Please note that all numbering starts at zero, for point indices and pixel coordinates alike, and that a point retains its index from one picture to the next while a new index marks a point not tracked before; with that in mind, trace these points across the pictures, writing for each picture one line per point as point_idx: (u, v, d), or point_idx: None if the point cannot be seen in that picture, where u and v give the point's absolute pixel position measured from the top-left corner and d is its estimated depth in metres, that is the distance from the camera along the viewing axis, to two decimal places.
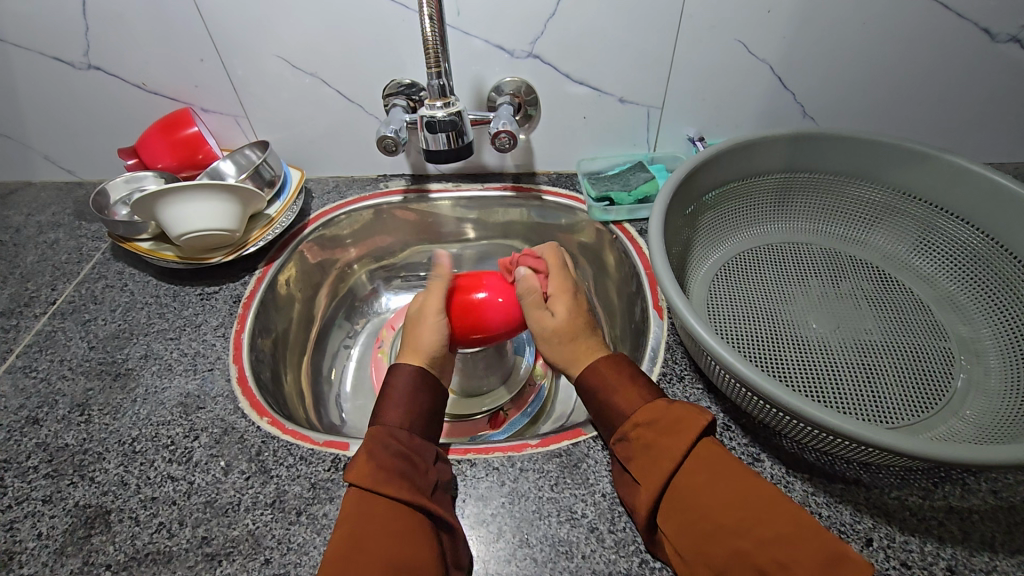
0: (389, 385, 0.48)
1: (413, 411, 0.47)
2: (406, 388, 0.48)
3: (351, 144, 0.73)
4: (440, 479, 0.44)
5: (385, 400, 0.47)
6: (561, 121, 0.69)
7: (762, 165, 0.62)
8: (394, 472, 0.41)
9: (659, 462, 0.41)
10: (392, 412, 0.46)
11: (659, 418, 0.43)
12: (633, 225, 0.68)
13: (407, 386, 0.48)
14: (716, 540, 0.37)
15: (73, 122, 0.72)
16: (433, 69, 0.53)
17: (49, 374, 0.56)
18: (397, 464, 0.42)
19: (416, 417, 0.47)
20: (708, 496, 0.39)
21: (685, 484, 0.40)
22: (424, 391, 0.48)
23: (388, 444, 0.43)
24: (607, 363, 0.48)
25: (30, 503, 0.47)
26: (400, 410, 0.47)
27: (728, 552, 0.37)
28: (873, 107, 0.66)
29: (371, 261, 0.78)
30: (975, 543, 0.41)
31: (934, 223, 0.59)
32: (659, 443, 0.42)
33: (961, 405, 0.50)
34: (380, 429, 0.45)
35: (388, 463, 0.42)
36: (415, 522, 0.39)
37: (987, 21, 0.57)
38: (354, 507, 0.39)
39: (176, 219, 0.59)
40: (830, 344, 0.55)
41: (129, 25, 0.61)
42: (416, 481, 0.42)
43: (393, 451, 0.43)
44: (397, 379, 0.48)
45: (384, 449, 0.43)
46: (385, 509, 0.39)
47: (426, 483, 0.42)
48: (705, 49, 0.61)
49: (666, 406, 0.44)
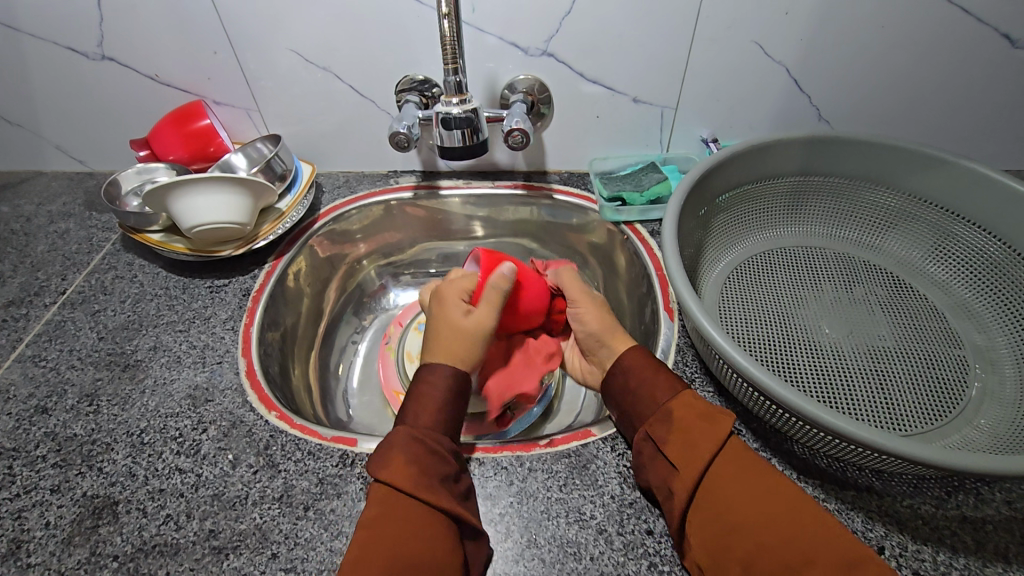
0: (426, 386, 0.47)
1: (448, 416, 0.46)
2: (447, 391, 0.46)
3: (362, 139, 0.72)
4: (468, 488, 0.44)
5: (419, 398, 0.46)
6: (574, 120, 0.68)
7: (777, 168, 0.62)
8: (428, 475, 0.41)
9: (699, 447, 0.41)
10: (429, 413, 0.45)
11: (695, 414, 0.43)
12: (644, 226, 0.68)
13: (446, 388, 0.47)
14: (739, 536, 0.37)
15: (85, 112, 0.72)
16: (450, 65, 0.53)
17: (58, 364, 0.56)
18: (430, 469, 0.41)
19: (450, 422, 0.46)
20: (734, 488, 0.39)
21: (717, 475, 0.40)
22: (460, 398, 0.47)
23: (423, 447, 0.42)
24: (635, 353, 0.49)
25: (38, 492, 0.47)
26: (435, 412, 0.45)
27: (752, 545, 0.37)
28: (888, 111, 0.65)
29: (380, 257, 0.78)
30: (988, 553, 0.41)
31: (950, 230, 0.59)
32: (699, 432, 0.42)
33: (976, 415, 0.50)
34: (414, 431, 0.43)
35: (423, 463, 0.41)
36: (443, 527, 0.39)
37: (1007, 26, 0.56)
38: (384, 503, 0.39)
39: (187, 211, 0.59)
40: (843, 350, 0.54)
41: (143, 15, 0.61)
42: (446, 485, 0.41)
43: (427, 454, 0.42)
44: (438, 383, 0.47)
45: (419, 451, 0.42)
46: (414, 511, 0.39)
47: (455, 491, 0.42)
48: (721, 50, 0.60)
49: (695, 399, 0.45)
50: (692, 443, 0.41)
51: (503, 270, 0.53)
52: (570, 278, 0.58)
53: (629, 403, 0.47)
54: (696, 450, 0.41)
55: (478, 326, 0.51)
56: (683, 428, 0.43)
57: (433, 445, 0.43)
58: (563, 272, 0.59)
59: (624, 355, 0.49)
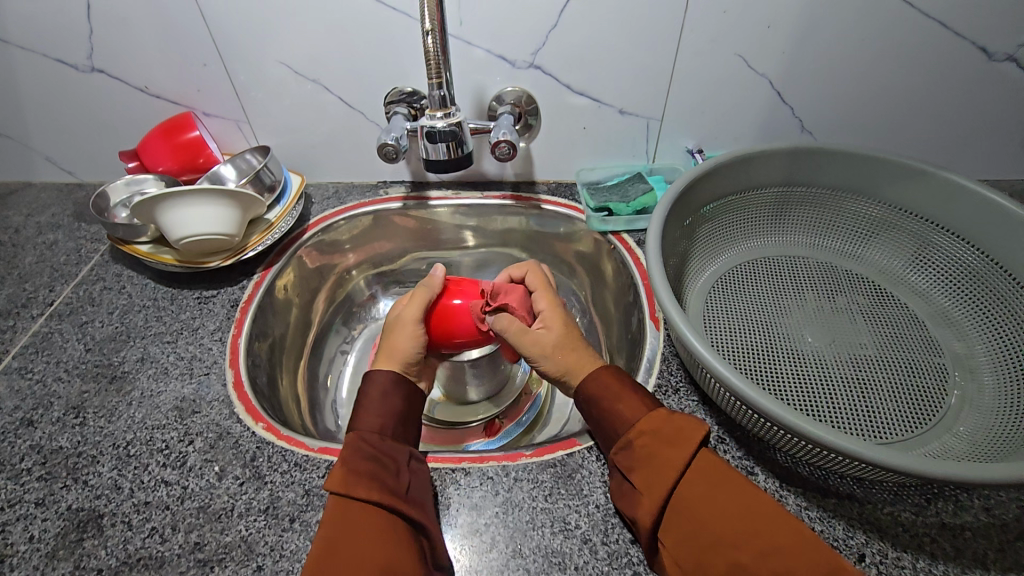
0: (364, 392, 0.47)
1: (388, 413, 0.46)
2: (378, 393, 0.47)
3: (351, 150, 0.73)
4: (416, 482, 0.44)
5: (360, 406, 0.46)
6: (562, 132, 0.69)
7: (761, 179, 0.63)
8: (365, 475, 0.41)
9: (663, 472, 0.40)
10: (367, 416, 0.46)
11: (664, 434, 0.42)
12: (631, 236, 0.68)
13: (381, 389, 0.47)
14: (715, 555, 0.37)
15: (74, 123, 0.72)
16: (434, 79, 0.53)
17: (45, 376, 0.56)
18: (370, 467, 0.42)
19: (390, 419, 0.46)
20: (706, 507, 0.39)
21: (689, 492, 0.39)
22: (398, 395, 0.47)
23: (361, 448, 0.43)
24: (608, 373, 0.47)
25: (23, 506, 0.47)
26: (373, 416, 0.46)
27: (727, 564, 0.37)
28: (870, 123, 0.66)
29: (370, 267, 0.79)
30: (967, 560, 0.41)
31: (930, 240, 0.60)
32: (664, 453, 0.41)
33: (955, 422, 0.50)
34: (351, 433, 0.44)
35: (361, 466, 0.41)
36: (389, 525, 0.39)
37: (983, 40, 0.57)
38: (335, 511, 0.39)
39: (173, 224, 0.59)
40: (825, 359, 0.55)
41: (133, 28, 0.62)
42: (389, 482, 0.41)
43: (366, 454, 0.42)
44: (371, 387, 0.47)
45: (356, 452, 0.42)
46: (376, 517, 0.39)
47: (399, 484, 0.42)
48: (705, 63, 0.61)
49: (665, 416, 0.43)
50: (658, 462, 0.41)
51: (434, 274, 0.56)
52: (514, 323, 0.51)
53: (598, 421, 0.46)
54: (659, 478, 0.40)
55: (406, 320, 0.52)
56: (646, 448, 0.42)
57: (372, 446, 0.43)
58: (504, 316, 0.52)
59: (590, 376, 0.47)
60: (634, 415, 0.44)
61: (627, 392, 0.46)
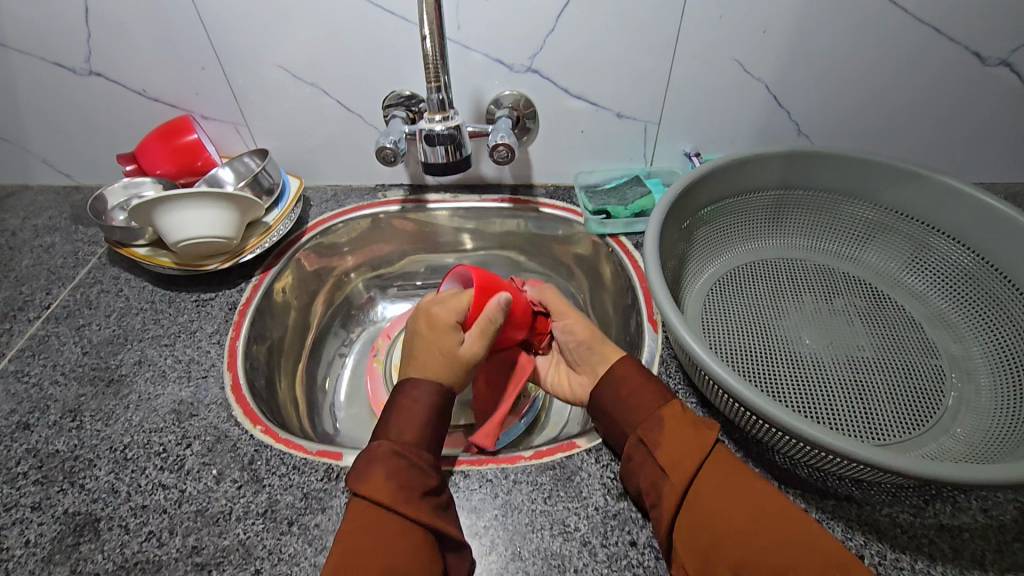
0: (413, 404, 0.46)
1: (434, 427, 0.46)
2: (431, 409, 0.46)
3: (349, 154, 0.73)
4: (450, 502, 0.44)
5: (401, 414, 0.46)
6: (559, 135, 0.69)
7: (758, 182, 0.63)
8: (412, 491, 0.41)
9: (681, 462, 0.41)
10: (415, 429, 0.45)
11: (685, 425, 0.44)
12: (629, 238, 0.69)
13: (430, 406, 0.46)
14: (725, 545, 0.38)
15: (72, 126, 0.72)
16: (433, 82, 0.53)
17: (41, 379, 0.56)
18: (417, 484, 0.42)
19: (433, 438, 0.46)
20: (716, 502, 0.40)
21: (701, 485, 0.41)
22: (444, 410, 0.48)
23: (411, 462, 0.43)
24: (629, 365, 0.50)
25: (18, 510, 0.46)
26: (419, 427, 0.46)
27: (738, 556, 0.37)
28: (865, 127, 0.67)
29: (368, 270, 0.79)
30: (965, 561, 0.42)
31: (926, 242, 0.60)
32: (682, 442, 0.42)
33: (952, 423, 0.51)
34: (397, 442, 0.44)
35: (409, 481, 0.41)
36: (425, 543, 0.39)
37: (977, 45, 0.58)
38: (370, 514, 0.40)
39: (171, 227, 0.59)
40: (823, 361, 0.55)
41: (131, 32, 0.62)
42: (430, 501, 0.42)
43: (415, 470, 0.42)
44: (422, 399, 0.47)
45: (406, 466, 0.42)
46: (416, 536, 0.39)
47: (438, 504, 0.42)
48: (702, 67, 0.62)
49: (684, 410, 0.45)
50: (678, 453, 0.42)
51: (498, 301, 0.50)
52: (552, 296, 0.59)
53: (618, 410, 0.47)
54: (684, 459, 0.41)
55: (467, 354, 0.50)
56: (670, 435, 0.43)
57: (421, 461, 0.43)
58: (546, 290, 0.59)
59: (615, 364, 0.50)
60: (653, 406, 0.46)
61: (648, 385, 0.47)
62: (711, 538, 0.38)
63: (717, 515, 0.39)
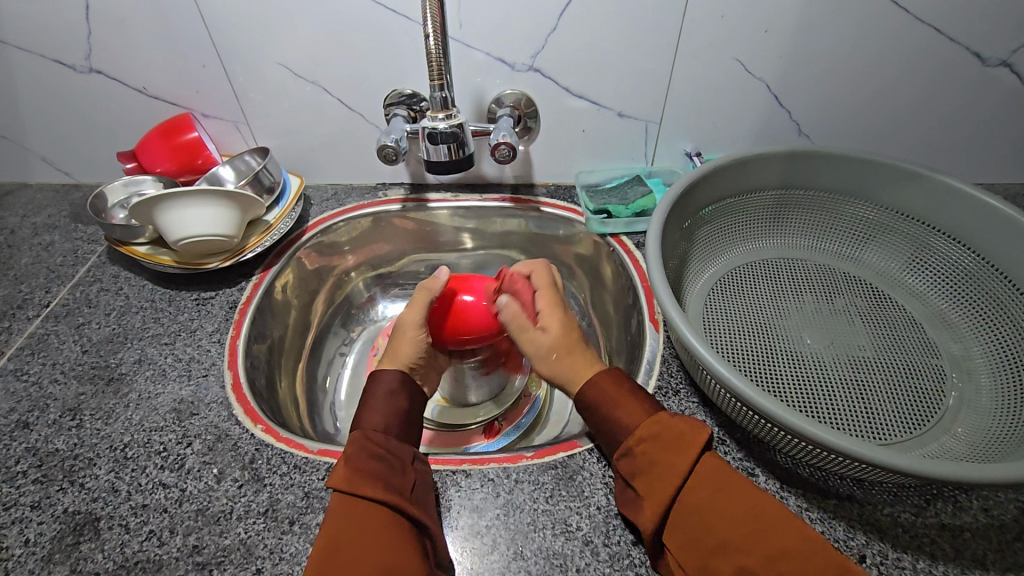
0: (370, 391, 0.48)
1: (392, 413, 0.46)
2: (386, 389, 0.47)
3: (350, 153, 0.73)
4: (421, 481, 0.44)
5: (363, 405, 0.47)
6: (561, 134, 0.69)
7: (759, 182, 0.63)
8: (370, 474, 0.41)
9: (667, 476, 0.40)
10: (371, 415, 0.46)
11: (669, 437, 0.42)
12: (630, 238, 0.69)
13: (386, 385, 0.48)
14: (719, 559, 0.37)
15: (72, 124, 0.72)
16: (436, 81, 0.53)
17: (41, 378, 0.56)
18: (376, 467, 0.42)
19: (395, 418, 0.46)
20: (710, 513, 0.38)
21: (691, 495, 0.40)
22: (403, 394, 0.48)
23: (365, 447, 0.43)
24: (607, 377, 0.47)
25: (18, 509, 0.46)
26: (377, 414, 0.46)
27: (734, 568, 0.37)
28: (867, 128, 0.67)
29: (369, 269, 0.78)
30: (967, 561, 0.42)
31: (927, 243, 0.60)
32: (666, 458, 0.41)
33: (953, 423, 0.51)
34: (360, 432, 0.44)
35: (366, 465, 0.41)
36: (391, 525, 0.39)
37: (978, 46, 0.58)
38: (339, 509, 0.39)
39: (171, 225, 0.59)
40: (824, 360, 0.55)
41: (132, 29, 0.61)
42: (393, 482, 0.41)
43: (370, 454, 0.42)
44: (377, 386, 0.48)
45: (361, 453, 0.42)
46: (380, 517, 0.39)
47: (404, 483, 0.42)
48: (704, 67, 0.62)
49: (669, 419, 0.43)
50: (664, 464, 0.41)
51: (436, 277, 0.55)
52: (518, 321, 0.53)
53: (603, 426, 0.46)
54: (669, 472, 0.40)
55: (408, 324, 0.52)
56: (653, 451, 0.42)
57: (379, 446, 0.43)
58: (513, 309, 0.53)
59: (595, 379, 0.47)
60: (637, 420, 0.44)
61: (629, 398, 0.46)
62: (705, 549, 0.38)
63: (709, 526, 0.38)
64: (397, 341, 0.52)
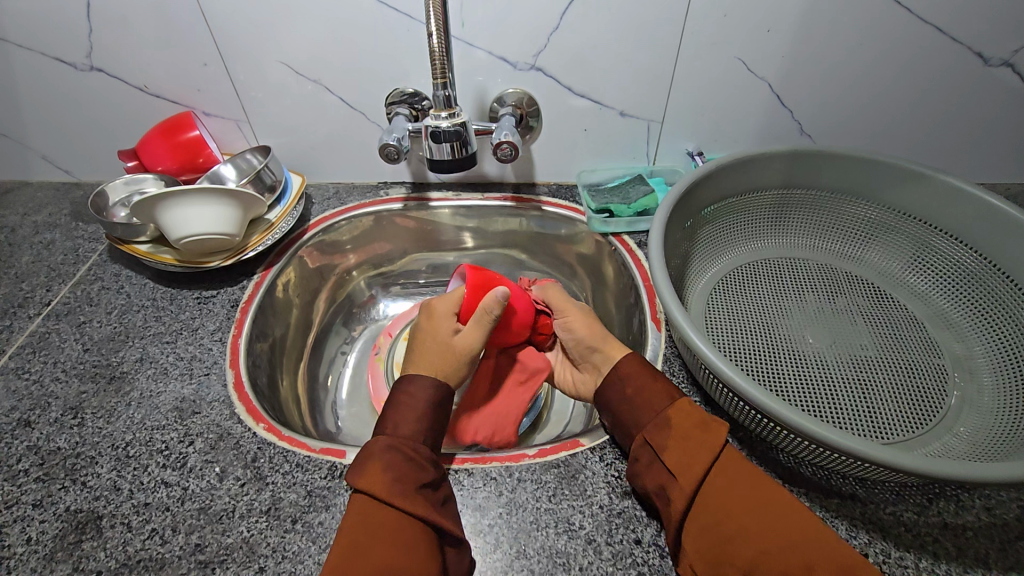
0: (406, 393, 0.47)
1: (426, 422, 0.46)
2: (428, 400, 0.47)
3: (352, 151, 0.73)
4: (445, 496, 0.44)
5: (399, 409, 0.46)
6: (563, 133, 0.69)
7: (761, 181, 0.63)
8: (406, 482, 0.41)
9: (692, 457, 0.41)
10: (408, 421, 0.46)
11: (692, 421, 0.43)
12: (632, 237, 0.69)
13: (426, 395, 0.47)
14: (738, 545, 0.38)
15: (73, 122, 0.72)
16: (439, 79, 0.53)
17: (42, 376, 0.56)
18: (411, 475, 0.42)
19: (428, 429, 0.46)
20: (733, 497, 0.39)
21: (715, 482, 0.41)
22: (438, 404, 0.48)
23: (400, 454, 0.43)
24: (633, 363, 0.49)
25: (20, 508, 0.46)
26: (413, 421, 0.46)
27: (753, 555, 0.37)
28: (868, 128, 0.67)
29: (370, 268, 0.78)
30: (969, 559, 0.42)
31: (929, 242, 0.60)
32: (694, 439, 0.42)
33: (955, 422, 0.51)
34: (388, 437, 0.44)
35: (402, 472, 0.41)
36: (422, 535, 0.39)
37: (980, 46, 0.58)
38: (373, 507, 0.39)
39: (173, 224, 0.59)
40: (826, 360, 0.55)
41: (134, 28, 0.61)
42: (425, 493, 0.41)
43: (405, 460, 0.42)
44: (415, 389, 0.47)
45: (395, 459, 0.42)
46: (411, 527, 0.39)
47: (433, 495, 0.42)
48: (706, 66, 0.62)
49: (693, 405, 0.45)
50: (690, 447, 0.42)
51: (496, 293, 0.50)
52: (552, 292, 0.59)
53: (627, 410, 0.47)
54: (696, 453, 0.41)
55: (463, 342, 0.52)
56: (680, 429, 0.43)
57: (415, 454, 0.43)
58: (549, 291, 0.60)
59: (618, 364, 0.50)
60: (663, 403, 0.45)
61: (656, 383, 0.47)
62: (728, 535, 0.38)
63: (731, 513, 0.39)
64: (443, 355, 0.51)
